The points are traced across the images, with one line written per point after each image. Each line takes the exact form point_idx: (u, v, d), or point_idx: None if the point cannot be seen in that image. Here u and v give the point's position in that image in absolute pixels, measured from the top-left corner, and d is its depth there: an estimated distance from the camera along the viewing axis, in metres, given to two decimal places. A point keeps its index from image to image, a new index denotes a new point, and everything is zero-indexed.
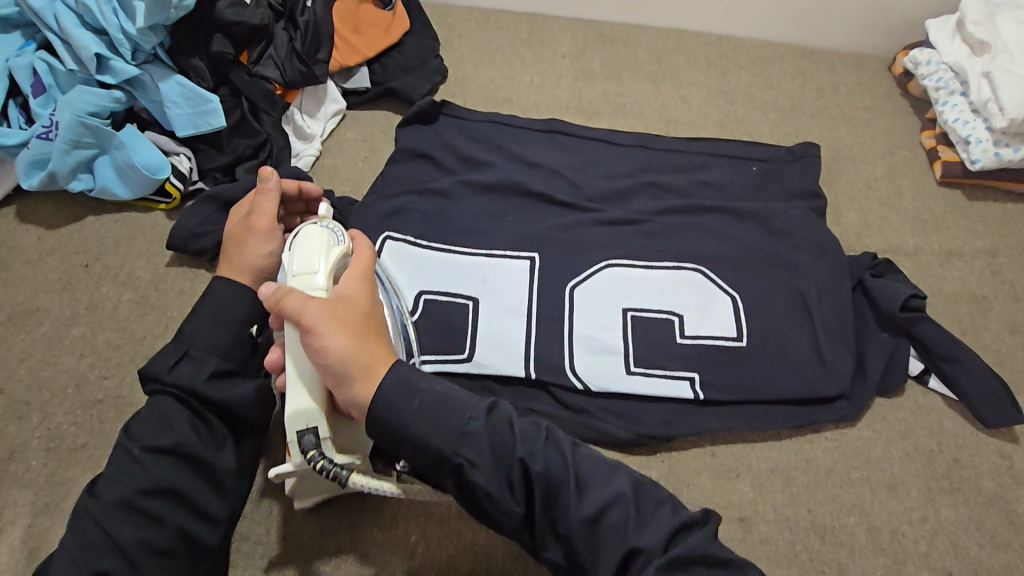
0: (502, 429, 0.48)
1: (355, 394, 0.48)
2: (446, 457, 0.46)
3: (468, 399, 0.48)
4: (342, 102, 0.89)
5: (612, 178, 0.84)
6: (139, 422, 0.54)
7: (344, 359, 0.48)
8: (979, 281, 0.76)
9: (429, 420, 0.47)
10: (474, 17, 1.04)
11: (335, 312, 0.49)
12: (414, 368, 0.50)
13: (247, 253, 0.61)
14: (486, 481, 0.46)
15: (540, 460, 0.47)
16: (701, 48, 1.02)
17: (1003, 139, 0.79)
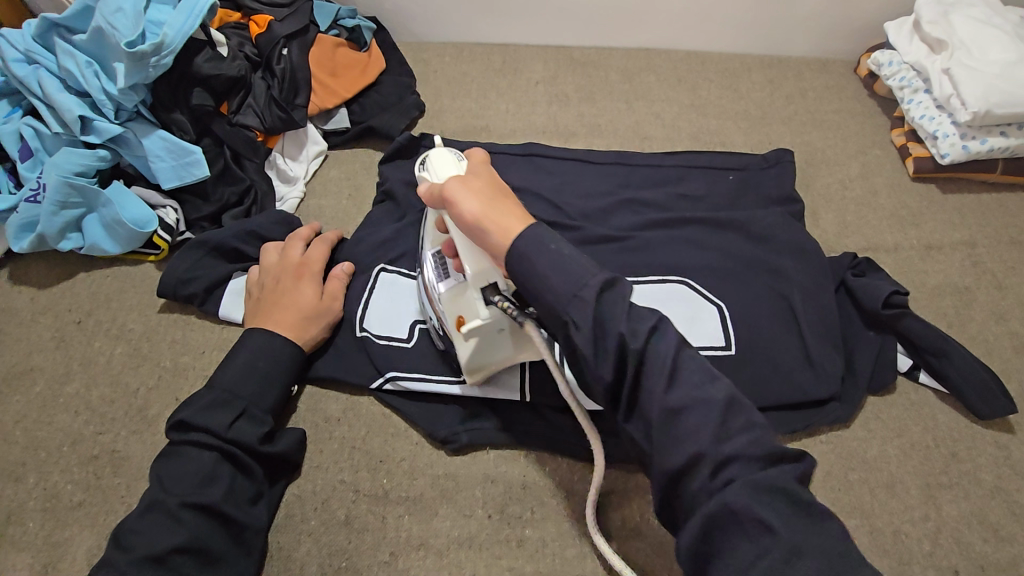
0: (618, 299, 0.46)
1: (494, 240, 0.49)
2: (556, 312, 0.46)
3: (585, 269, 0.46)
4: (323, 143, 0.91)
5: (592, 197, 0.85)
6: (187, 475, 0.55)
7: (479, 214, 0.49)
8: (961, 272, 0.77)
9: (551, 276, 0.46)
10: (448, 52, 1.07)
11: (465, 185, 0.51)
12: (550, 230, 0.48)
13: (315, 330, 0.67)
14: (586, 345, 0.45)
15: (642, 335, 0.45)
16: (670, 65, 1.04)
17: (969, 132, 0.81)
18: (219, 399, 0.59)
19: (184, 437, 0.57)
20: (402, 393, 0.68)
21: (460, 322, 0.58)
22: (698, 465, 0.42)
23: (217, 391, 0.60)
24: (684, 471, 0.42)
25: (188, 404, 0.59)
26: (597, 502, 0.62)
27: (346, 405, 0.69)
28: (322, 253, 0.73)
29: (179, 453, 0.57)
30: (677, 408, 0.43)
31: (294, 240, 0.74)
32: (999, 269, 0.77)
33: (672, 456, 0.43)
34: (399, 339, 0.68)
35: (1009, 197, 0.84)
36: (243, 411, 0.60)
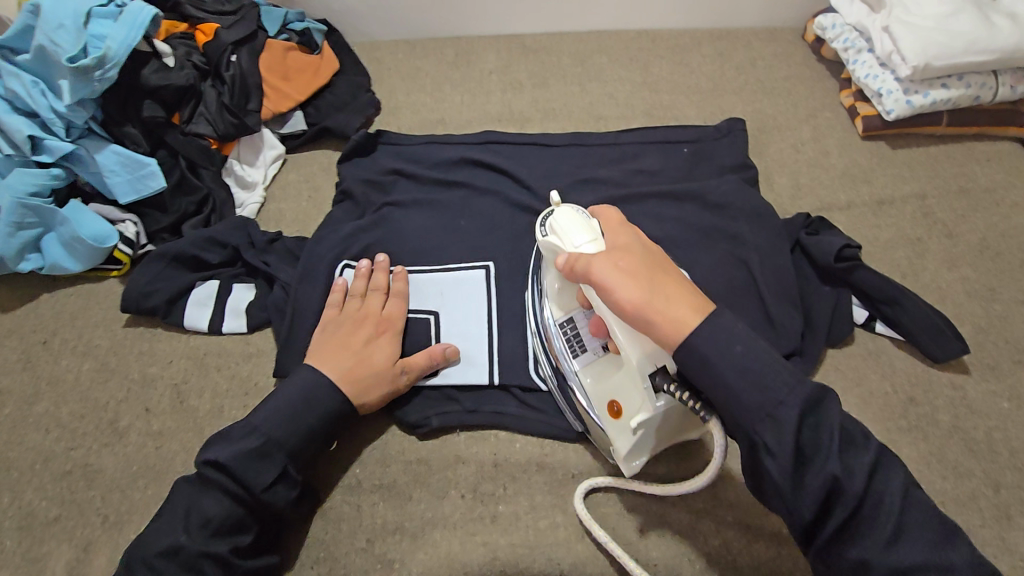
0: (817, 420, 0.45)
1: (659, 330, 0.48)
2: (746, 432, 0.46)
3: (777, 376, 0.46)
4: (281, 147, 0.92)
5: (550, 179, 0.86)
6: (211, 522, 0.54)
7: (637, 301, 0.49)
8: (912, 224, 0.78)
9: (740, 389, 0.46)
10: (401, 49, 1.07)
11: (617, 265, 0.52)
12: (735, 326, 0.47)
13: (373, 396, 0.63)
14: (778, 474, 0.44)
15: (834, 451, 0.45)
16: (621, 45, 1.06)
17: (912, 87, 0.82)
18: (262, 448, 0.56)
19: (218, 480, 0.55)
20: None
21: (616, 406, 0.58)
22: (865, 552, 0.44)
23: (257, 442, 0.56)
24: (865, 567, 0.44)
25: (226, 439, 0.57)
26: (567, 473, 0.63)
27: None
28: (402, 310, 0.70)
29: (212, 493, 0.55)
30: (851, 493, 0.44)
31: (351, 298, 0.70)
32: (949, 218, 0.79)
33: (848, 550, 0.45)
34: None
35: (956, 148, 0.86)
36: (281, 467, 0.57)
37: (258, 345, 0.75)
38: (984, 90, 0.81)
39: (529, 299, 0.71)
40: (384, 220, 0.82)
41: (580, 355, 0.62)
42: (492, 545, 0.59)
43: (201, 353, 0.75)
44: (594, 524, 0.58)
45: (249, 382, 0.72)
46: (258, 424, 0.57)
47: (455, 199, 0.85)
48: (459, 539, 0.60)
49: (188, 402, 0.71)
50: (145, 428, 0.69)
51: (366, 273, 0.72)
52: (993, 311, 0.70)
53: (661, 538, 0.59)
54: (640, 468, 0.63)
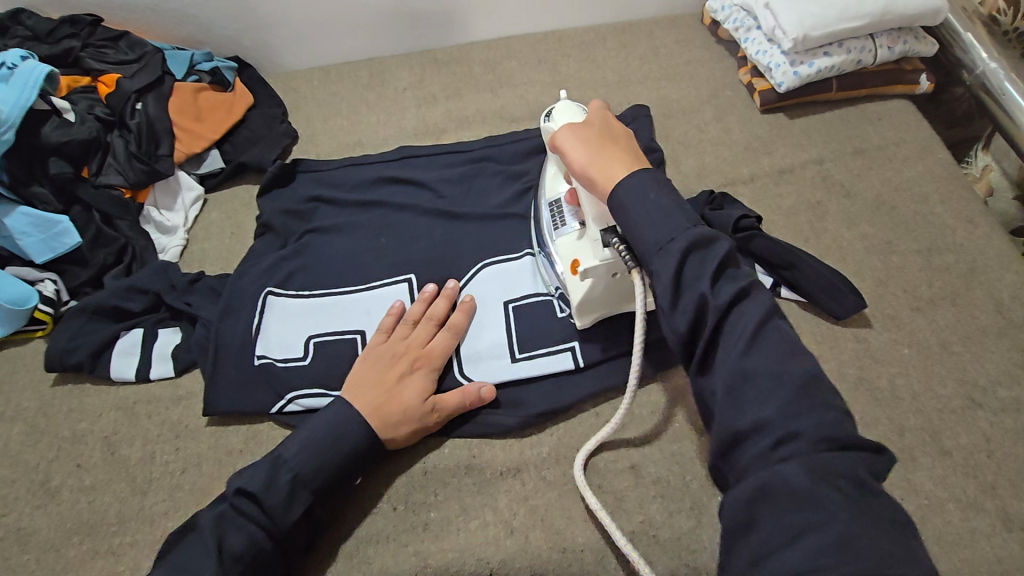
0: (705, 261, 0.49)
1: (601, 186, 0.57)
2: (646, 262, 0.52)
3: (679, 224, 0.51)
4: (199, 188, 0.92)
5: (466, 187, 0.88)
6: (239, 557, 0.55)
7: (585, 162, 0.59)
8: (812, 189, 0.82)
9: (644, 227, 0.52)
10: (314, 76, 1.08)
11: (575, 135, 0.61)
12: (654, 176, 0.54)
13: (399, 432, 0.64)
14: (663, 293, 0.50)
15: (717, 291, 0.49)
16: (529, 47, 1.07)
17: (798, 58, 0.86)
18: (291, 484, 0.58)
19: (250, 511, 0.57)
20: (304, 411, 0.72)
21: (575, 264, 0.66)
22: (760, 436, 0.44)
23: (289, 476, 0.58)
24: (747, 434, 0.44)
25: (256, 471, 0.59)
26: (494, 472, 0.66)
27: (250, 434, 0.72)
28: (447, 345, 0.69)
29: (242, 525, 0.56)
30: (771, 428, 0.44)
31: (404, 323, 0.70)
32: (846, 179, 0.82)
33: (738, 419, 0.45)
34: (296, 359, 0.74)
35: (850, 111, 0.89)
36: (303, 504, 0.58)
37: (188, 387, 0.76)
38: (865, 54, 0.85)
39: None
40: (306, 247, 0.83)
41: (561, 229, 0.69)
42: (424, 551, 0.61)
43: (131, 402, 0.75)
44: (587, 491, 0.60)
45: (180, 425, 0.73)
46: (289, 457, 0.59)
47: (374, 218, 0.86)
48: (393, 549, 0.61)
49: (120, 452, 0.72)
50: (78, 484, 0.70)
51: (429, 298, 0.73)
52: (890, 264, 0.74)
53: (586, 523, 0.62)
54: (565, 458, 0.67)
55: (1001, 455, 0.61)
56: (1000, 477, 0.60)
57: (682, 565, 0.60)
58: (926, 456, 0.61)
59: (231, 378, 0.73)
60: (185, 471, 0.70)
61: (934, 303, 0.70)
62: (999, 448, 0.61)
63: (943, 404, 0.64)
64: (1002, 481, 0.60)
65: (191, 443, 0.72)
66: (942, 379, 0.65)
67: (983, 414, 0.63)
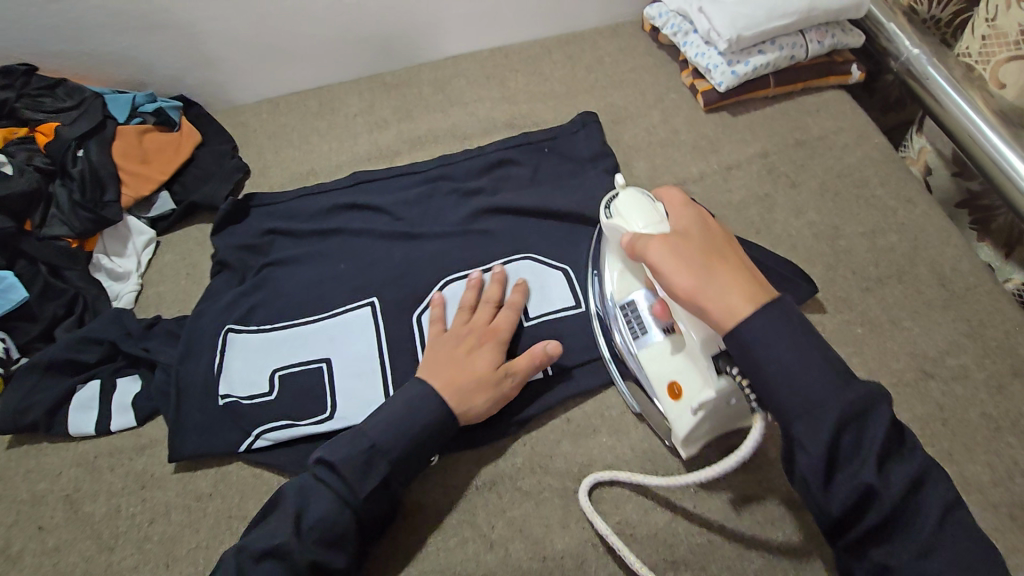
0: (859, 426, 0.46)
1: (716, 321, 0.52)
2: (783, 419, 0.49)
3: (822, 375, 0.47)
4: (150, 231, 0.90)
5: (426, 205, 0.88)
6: (318, 526, 0.57)
7: (692, 288, 0.53)
8: (759, 182, 0.84)
9: (783, 377, 0.48)
10: (264, 108, 1.07)
11: (673, 252, 0.55)
12: (781, 304, 0.50)
13: (476, 404, 0.64)
14: (810, 471, 0.46)
15: (885, 477, 0.46)
16: (478, 65, 1.08)
17: (734, 58, 0.88)
18: (371, 458, 0.59)
19: (329, 481, 0.58)
20: (273, 446, 0.70)
21: (674, 387, 0.62)
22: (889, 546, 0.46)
23: (368, 448, 0.59)
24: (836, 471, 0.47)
25: (343, 442, 0.60)
26: (470, 487, 0.66)
27: (218, 476, 0.70)
28: (509, 317, 0.71)
29: (323, 493, 0.58)
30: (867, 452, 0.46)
31: (464, 307, 0.72)
32: (791, 170, 0.85)
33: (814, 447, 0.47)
34: (261, 394, 0.72)
35: (788, 104, 0.92)
36: (381, 476, 0.59)
37: (150, 435, 0.74)
38: (797, 49, 0.88)
39: (417, 333, 0.75)
40: (265, 280, 0.82)
41: (640, 337, 0.66)
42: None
43: (91, 457, 0.73)
44: (596, 516, 0.61)
45: (145, 475, 0.71)
46: (369, 428, 0.61)
47: (333, 245, 0.85)
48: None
49: (83, 510, 0.69)
50: (40, 547, 0.67)
51: (482, 282, 0.75)
52: (837, 248, 0.76)
53: (564, 529, 0.62)
54: (539, 466, 0.67)
55: (955, 422, 0.63)
56: (955, 444, 0.62)
57: (660, 560, 0.60)
58: None
59: (194, 421, 0.71)
60: (152, 522, 0.68)
61: (882, 282, 0.73)
62: (952, 416, 0.63)
63: (897, 377, 0.66)
64: (958, 447, 0.62)
65: (157, 492, 0.70)
66: (895, 354, 0.68)
67: (935, 384, 0.65)
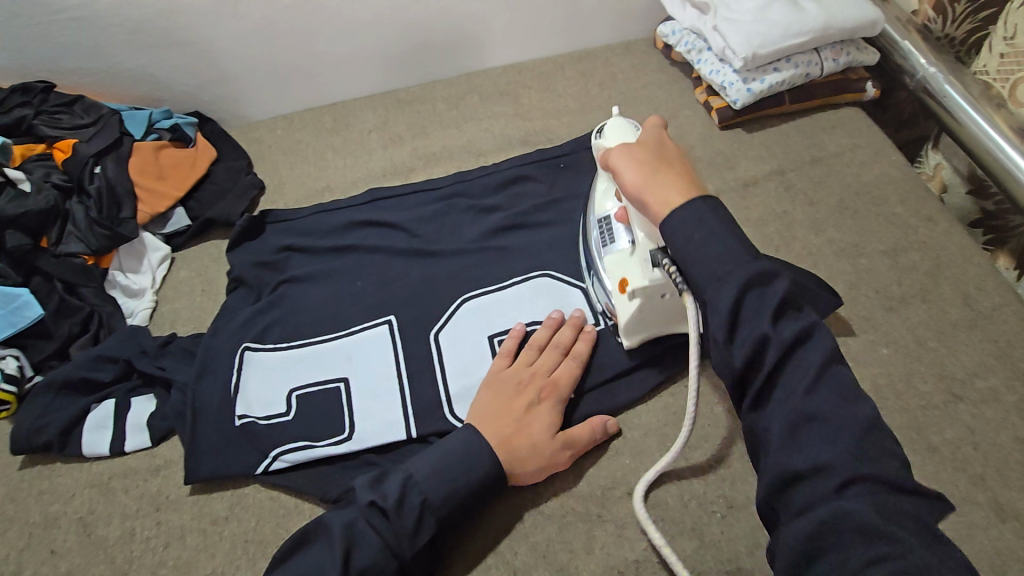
0: (764, 296, 0.46)
1: (651, 208, 0.54)
2: (698, 287, 0.49)
3: (738, 259, 0.48)
4: (165, 247, 0.90)
5: (443, 221, 0.88)
6: (365, 572, 0.55)
7: (638, 183, 0.55)
8: (777, 199, 0.84)
9: (698, 260, 0.49)
10: (278, 125, 1.08)
11: (627, 157, 0.58)
12: (712, 203, 0.51)
13: (526, 470, 0.63)
14: (717, 327, 0.46)
15: (779, 327, 0.46)
16: (491, 81, 1.09)
17: (750, 75, 0.89)
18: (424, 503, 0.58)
19: (377, 525, 0.57)
20: (291, 468, 0.69)
21: (624, 283, 0.67)
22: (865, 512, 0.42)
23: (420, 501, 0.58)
24: (806, 474, 0.43)
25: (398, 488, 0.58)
26: (493, 511, 0.65)
27: (233, 499, 0.69)
28: (573, 374, 0.69)
29: (372, 538, 0.57)
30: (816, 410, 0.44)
31: (529, 348, 0.70)
32: (808, 187, 0.84)
33: (794, 458, 0.43)
34: (278, 415, 0.72)
35: (803, 121, 0.92)
36: (432, 527, 0.58)
37: (165, 455, 0.73)
38: (812, 67, 0.88)
39: (436, 353, 0.74)
40: (282, 298, 0.82)
41: (608, 245, 0.70)
42: None
43: (105, 478, 0.71)
44: (651, 526, 0.59)
45: (161, 496, 0.70)
46: (422, 479, 0.59)
47: (348, 262, 0.85)
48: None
49: (96, 533, 0.68)
50: (53, 572, 0.66)
51: (555, 325, 0.73)
52: (858, 266, 0.76)
53: (589, 555, 0.61)
54: (563, 489, 0.65)
55: (987, 446, 0.62)
56: (987, 469, 0.61)
57: None
58: (916, 455, 0.62)
59: (211, 442, 0.70)
60: (168, 545, 0.67)
61: (905, 301, 0.72)
62: (984, 439, 0.63)
63: (925, 400, 0.65)
64: (991, 472, 0.61)
65: (172, 515, 0.69)
66: (922, 375, 0.67)
67: (964, 407, 0.65)
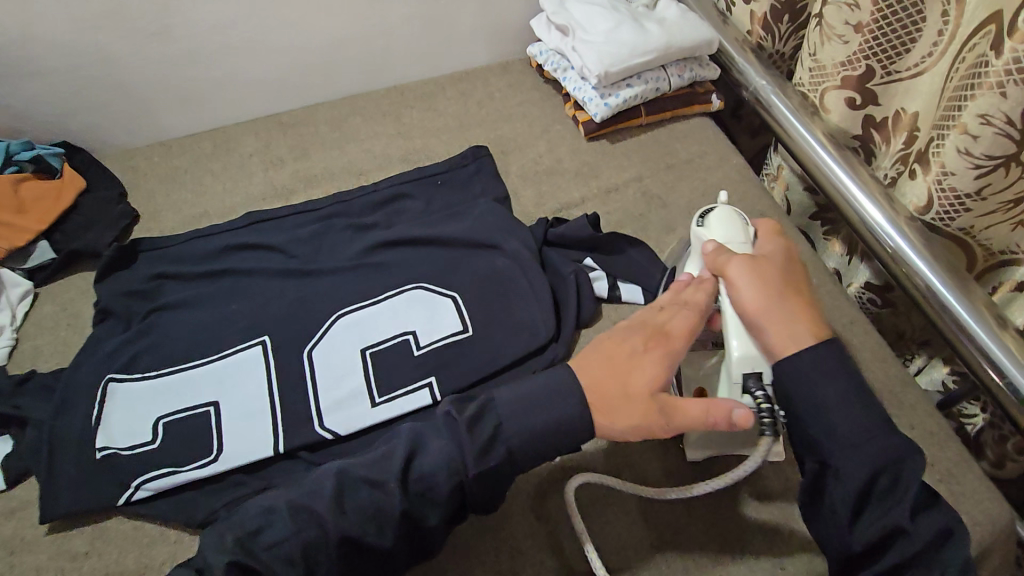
0: (895, 486, 0.51)
1: (770, 340, 0.57)
2: (818, 452, 0.53)
3: (869, 430, 0.52)
4: (26, 282, 0.87)
5: (322, 240, 0.89)
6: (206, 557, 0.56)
7: (756, 308, 0.58)
8: (635, 203, 0.91)
9: (834, 414, 0.53)
10: (156, 151, 1.06)
11: (749, 270, 0.60)
12: (838, 348, 0.55)
13: (615, 424, 0.57)
14: (840, 494, 0.51)
15: (916, 525, 0.50)
16: (373, 103, 1.12)
17: (606, 91, 0.96)
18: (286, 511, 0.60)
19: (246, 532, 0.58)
20: (155, 496, 0.68)
21: None
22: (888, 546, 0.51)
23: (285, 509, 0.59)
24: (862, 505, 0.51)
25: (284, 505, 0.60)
26: None
27: (94, 534, 0.67)
28: (688, 324, 0.60)
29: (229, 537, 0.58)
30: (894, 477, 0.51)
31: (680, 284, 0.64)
32: (662, 191, 0.92)
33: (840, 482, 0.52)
34: (143, 444, 0.70)
35: (660, 132, 1.00)
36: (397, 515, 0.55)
37: (20, 498, 0.70)
38: (660, 83, 0.97)
39: (309, 368, 0.75)
40: (151, 326, 0.80)
41: None
42: None
43: None
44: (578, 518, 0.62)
45: (14, 541, 0.67)
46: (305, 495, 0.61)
47: (223, 286, 0.84)
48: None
49: None
50: None
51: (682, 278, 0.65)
52: None
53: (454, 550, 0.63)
54: None
55: None
56: None
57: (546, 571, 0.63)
58: None
59: (69, 479, 0.68)
60: None
61: None
62: None
63: None
64: None
65: (26, 559, 0.66)
66: None
67: None
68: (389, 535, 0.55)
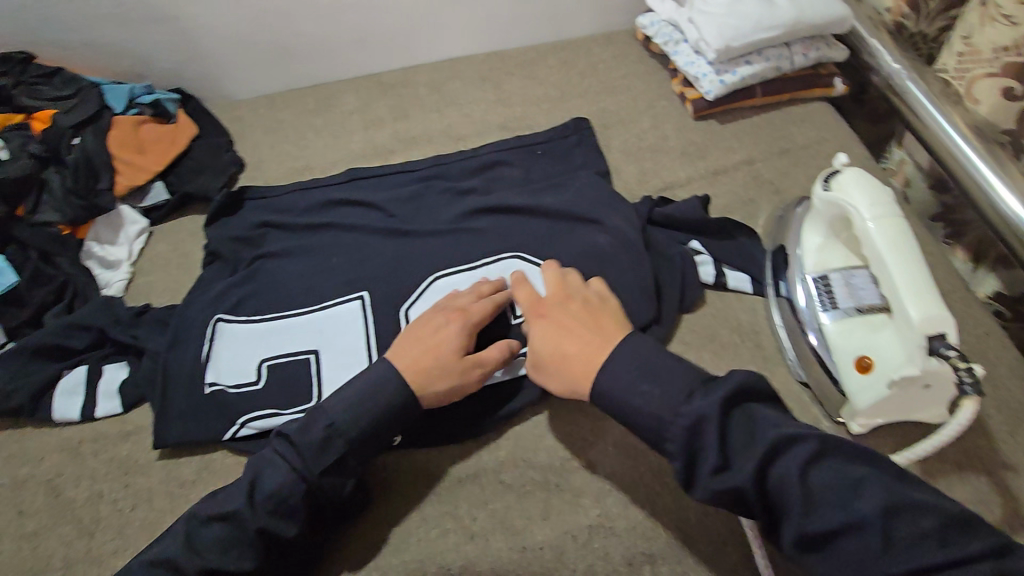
0: (795, 471, 0.48)
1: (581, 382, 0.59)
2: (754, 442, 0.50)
3: (754, 422, 0.51)
4: (143, 220, 0.91)
5: (420, 201, 0.90)
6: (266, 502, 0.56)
7: (553, 356, 0.61)
8: (746, 187, 0.86)
9: (643, 408, 0.54)
10: (261, 104, 1.09)
11: (548, 326, 0.63)
12: (650, 347, 0.57)
13: (438, 386, 0.62)
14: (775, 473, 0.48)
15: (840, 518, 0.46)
16: (473, 68, 1.10)
17: (722, 68, 0.91)
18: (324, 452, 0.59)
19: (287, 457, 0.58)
20: (259, 433, 0.71)
21: (866, 360, 0.61)
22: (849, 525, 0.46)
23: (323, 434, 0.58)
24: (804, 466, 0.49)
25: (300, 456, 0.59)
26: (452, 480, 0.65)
27: (203, 463, 0.71)
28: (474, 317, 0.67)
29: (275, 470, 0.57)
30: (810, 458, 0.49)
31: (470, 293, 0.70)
32: (777, 177, 0.87)
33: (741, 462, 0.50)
34: (248, 384, 0.73)
35: (775, 114, 0.94)
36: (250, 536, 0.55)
37: (136, 423, 0.74)
38: (782, 61, 0.91)
39: (404, 325, 0.75)
40: (257, 272, 0.83)
41: (829, 310, 0.65)
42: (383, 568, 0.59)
43: (76, 442, 0.73)
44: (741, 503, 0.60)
45: (130, 461, 0.71)
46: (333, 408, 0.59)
47: (324, 239, 0.86)
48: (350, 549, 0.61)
49: (64, 495, 0.69)
50: (20, 532, 0.67)
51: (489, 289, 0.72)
52: None
53: (546, 523, 0.62)
54: (522, 460, 0.66)
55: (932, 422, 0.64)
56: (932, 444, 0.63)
57: (638, 553, 0.60)
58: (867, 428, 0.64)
59: (181, 409, 0.72)
60: (135, 508, 0.68)
61: None
62: None
63: None
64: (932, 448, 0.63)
65: (141, 479, 0.70)
66: None
67: None
68: (294, 522, 0.56)
